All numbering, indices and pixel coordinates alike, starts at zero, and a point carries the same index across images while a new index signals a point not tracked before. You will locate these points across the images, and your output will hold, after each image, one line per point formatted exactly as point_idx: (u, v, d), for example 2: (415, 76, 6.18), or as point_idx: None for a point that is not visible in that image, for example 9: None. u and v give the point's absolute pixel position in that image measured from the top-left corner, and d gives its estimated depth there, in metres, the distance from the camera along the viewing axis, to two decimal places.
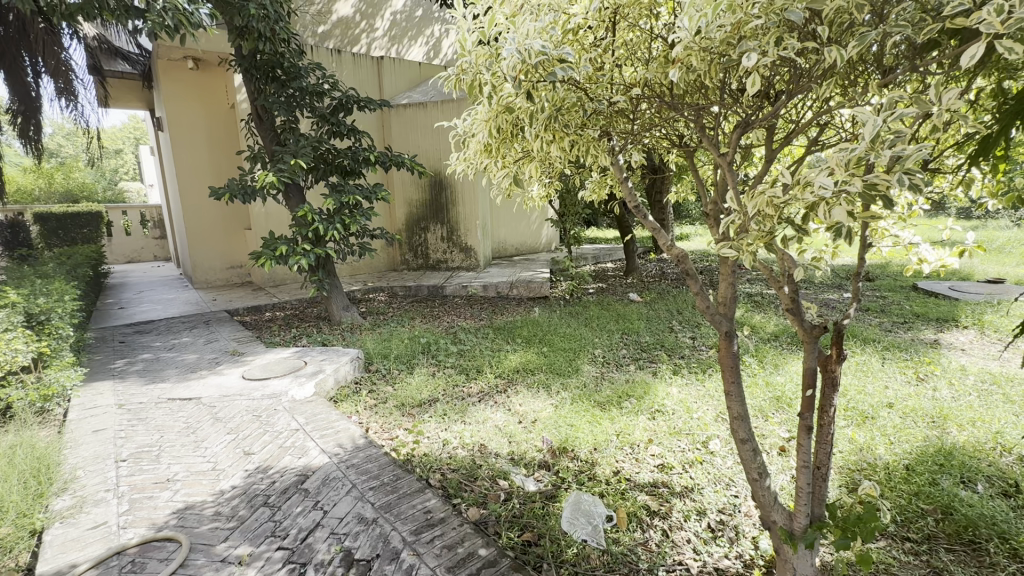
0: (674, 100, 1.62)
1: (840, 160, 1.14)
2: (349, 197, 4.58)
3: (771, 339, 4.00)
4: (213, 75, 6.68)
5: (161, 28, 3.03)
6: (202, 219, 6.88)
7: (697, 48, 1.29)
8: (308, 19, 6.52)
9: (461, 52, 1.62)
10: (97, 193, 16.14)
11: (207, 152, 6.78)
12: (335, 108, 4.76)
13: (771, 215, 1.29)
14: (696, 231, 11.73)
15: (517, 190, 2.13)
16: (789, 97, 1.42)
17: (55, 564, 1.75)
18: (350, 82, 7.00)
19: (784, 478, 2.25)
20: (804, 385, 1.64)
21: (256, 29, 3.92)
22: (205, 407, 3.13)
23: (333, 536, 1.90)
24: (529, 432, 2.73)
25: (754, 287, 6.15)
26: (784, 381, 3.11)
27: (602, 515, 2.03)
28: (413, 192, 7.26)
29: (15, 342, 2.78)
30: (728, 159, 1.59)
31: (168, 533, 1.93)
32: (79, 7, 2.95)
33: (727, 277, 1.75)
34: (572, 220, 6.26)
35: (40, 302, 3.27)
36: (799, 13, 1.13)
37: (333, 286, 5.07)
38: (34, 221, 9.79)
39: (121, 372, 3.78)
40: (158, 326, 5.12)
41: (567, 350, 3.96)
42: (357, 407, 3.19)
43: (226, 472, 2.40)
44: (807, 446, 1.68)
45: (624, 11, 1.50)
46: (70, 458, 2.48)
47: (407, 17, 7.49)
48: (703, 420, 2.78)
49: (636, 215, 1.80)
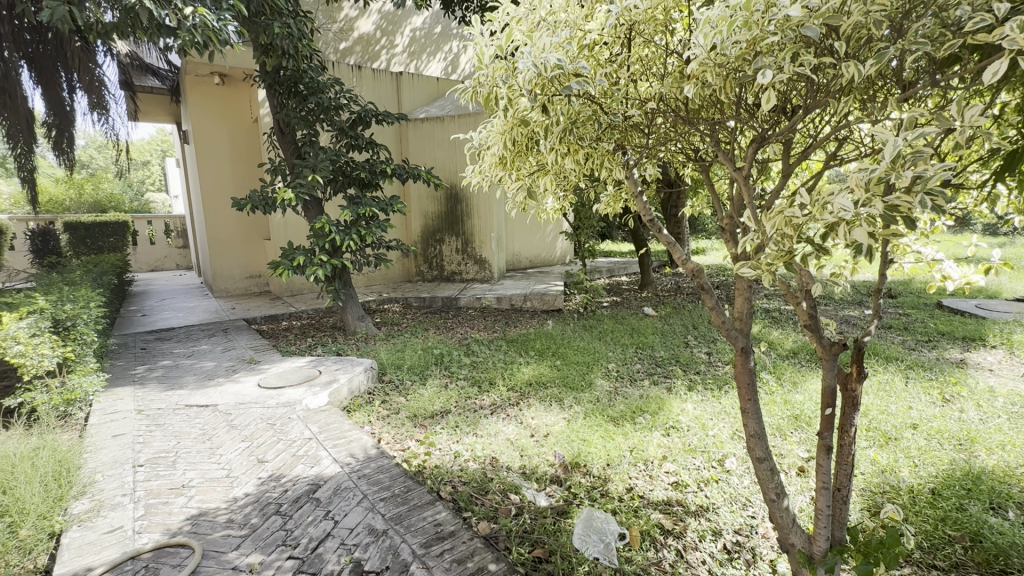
0: (688, 115, 1.61)
1: (860, 180, 1.13)
2: (365, 209, 4.63)
3: (789, 356, 3.92)
4: (237, 89, 6.89)
5: (191, 44, 3.15)
6: (223, 229, 7.04)
7: (712, 64, 1.31)
8: (330, 36, 6.73)
9: (478, 67, 1.65)
10: (124, 204, 16.76)
11: (231, 163, 6.97)
12: (354, 121, 4.85)
13: (790, 235, 1.28)
14: (713, 246, 11.62)
15: (531, 203, 2.13)
16: (805, 111, 1.40)
17: (72, 567, 1.78)
18: (369, 96, 7.13)
19: (803, 500, 2.19)
20: (822, 404, 1.60)
21: (280, 46, 4.02)
22: (221, 415, 3.17)
23: (342, 547, 1.89)
24: (540, 446, 2.71)
25: (771, 302, 6.06)
26: (803, 400, 3.03)
27: (615, 532, 1.99)
28: (429, 204, 7.35)
29: (41, 347, 2.86)
30: (744, 175, 1.57)
31: (181, 540, 1.95)
32: (114, 26, 3.06)
33: (742, 292, 1.73)
34: (587, 233, 6.23)
35: (67, 308, 3.37)
36: (815, 28, 1.13)
37: (348, 297, 5.11)
38: (64, 230, 10.16)
39: (141, 378, 3.85)
40: (177, 334, 5.20)
41: (580, 363, 3.94)
42: (369, 417, 3.20)
43: (240, 479, 2.41)
44: (826, 466, 1.64)
45: (640, 27, 1.50)
46: (89, 462, 2.53)
47: (426, 34, 7.68)
48: (719, 438, 2.72)
49: (650, 229, 1.80)
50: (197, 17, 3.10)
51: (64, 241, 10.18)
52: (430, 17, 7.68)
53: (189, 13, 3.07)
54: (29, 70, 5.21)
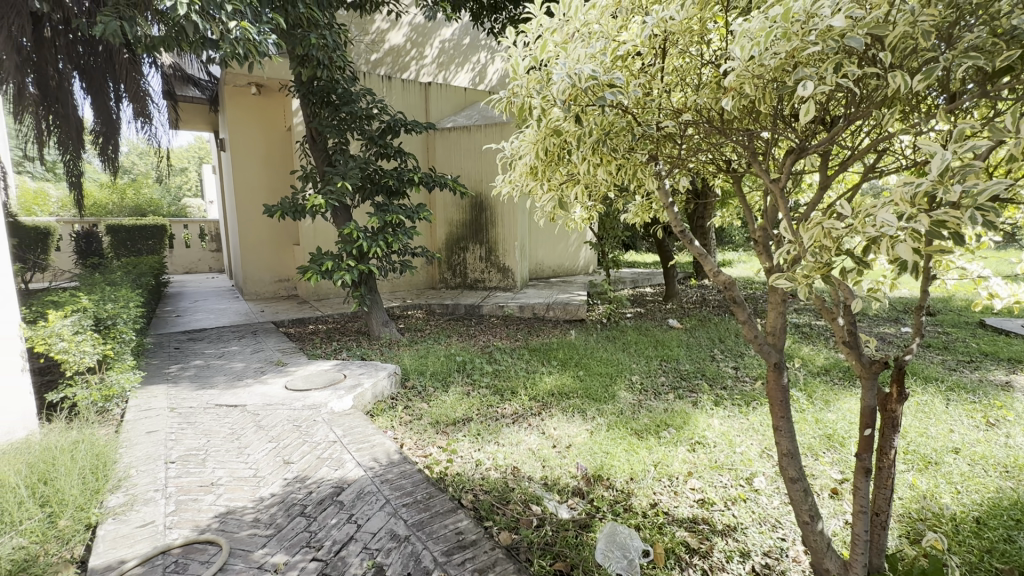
0: (723, 126, 1.60)
1: (904, 195, 1.10)
2: (392, 216, 4.70)
3: (821, 373, 3.80)
4: (272, 99, 7.12)
5: (232, 56, 3.27)
6: (255, 233, 7.25)
7: (750, 75, 1.30)
8: (362, 47, 6.91)
9: (513, 77, 1.68)
10: (162, 209, 17.47)
11: (264, 170, 7.20)
12: (383, 130, 4.93)
13: (829, 247, 1.24)
14: (739, 259, 11.37)
15: (560, 212, 2.14)
16: (846, 123, 1.38)
17: (106, 559, 1.83)
18: (399, 106, 7.24)
19: (837, 523, 2.10)
20: (861, 425, 1.55)
21: (315, 57, 4.15)
22: (249, 415, 3.24)
23: (364, 551, 1.90)
24: (562, 457, 2.68)
25: (802, 317, 5.89)
26: (835, 419, 2.93)
27: (639, 549, 1.94)
28: (454, 212, 7.43)
29: (83, 344, 2.99)
30: (780, 186, 1.53)
31: (209, 537, 1.99)
32: (162, 38, 3.20)
33: (775, 306, 1.69)
34: (611, 243, 6.17)
35: (108, 307, 3.47)
36: (859, 39, 1.10)
37: (373, 302, 5.18)
38: (106, 232, 10.65)
39: (174, 377, 3.97)
40: (209, 335, 5.35)
41: (604, 374, 3.90)
42: (392, 423, 3.23)
43: (266, 479, 2.46)
44: (864, 489, 1.58)
45: (675, 38, 1.50)
46: (124, 457, 2.61)
47: (455, 45, 7.82)
48: (747, 455, 2.65)
49: (681, 240, 1.78)
50: (239, 30, 3.23)
51: (106, 243, 10.67)
52: (459, 29, 7.82)
53: (232, 26, 3.20)
54: (81, 80, 5.50)
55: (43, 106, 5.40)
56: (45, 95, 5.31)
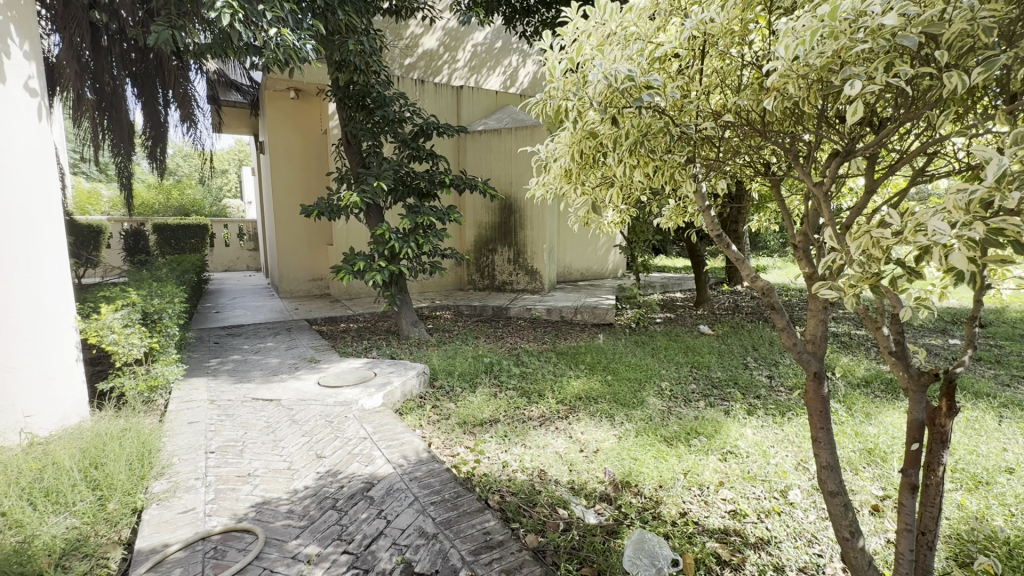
0: (765, 128, 1.56)
1: (959, 202, 1.04)
2: (424, 218, 4.75)
3: (861, 385, 3.64)
4: (310, 103, 7.34)
5: (274, 62, 3.38)
6: (291, 233, 7.47)
7: (794, 76, 1.26)
8: (397, 52, 7.06)
9: (550, 80, 1.70)
10: (204, 210, 18.25)
11: (300, 172, 7.42)
12: (416, 133, 5.01)
13: (877, 255, 1.20)
14: (775, 264, 11.03)
15: (593, 215, 2.13)
16: (897, 125, 1.33)
17: (151, 542, 1.92)
18: (432, 109, 7.33)
19: (878, 541, 2.02)
20: (907, 439, 1.49)
21: (352, 62, 4.25)
22: (283, 409, 3.35)
23: (394, 546, 1.94)
24: (589, 462, 2.66)
25: (841, 326, 5.67)
26: (877, 433, 2.81)
27: (668, 558, 1.88)
28: (483, 214, 7.47)
29: (132, 337, 3.15)
30: (824, 190, 1.48)
31: (246, 526, 2.06)
32: (208, 46, 3.34)
33: (816, 314, 1.63)
34: (641, 247, 6.09)
35: (155, 302, 3.61)
36: (913, 38, 1.06)
37: (403, 303, 5.27)
38: (153, 231, 11.20)
39: (214, 370, 4.14)
40: (246, 331, 5.55)
41: (632, 380, 3.85)
42: (421, 421, 3.27)
43: (299, 472, 2.53)
44: (909, 507, 1.52)
45: (715, 40, 1.48)
46: (168, 445, 2.73)
47: (487, 49, 7.89)
48: (781, 467, 2.57)
49: (718, 245, 1.75)
50: (280, 37, 3.32)
51: (153, 241, 11.22)
52: (491, 33, 7.88)
53: (273, 33, 3.28)
54: (133, 87, 5.80)
55: (99, 111, 5.72)
56: (101, 100, 5.62)
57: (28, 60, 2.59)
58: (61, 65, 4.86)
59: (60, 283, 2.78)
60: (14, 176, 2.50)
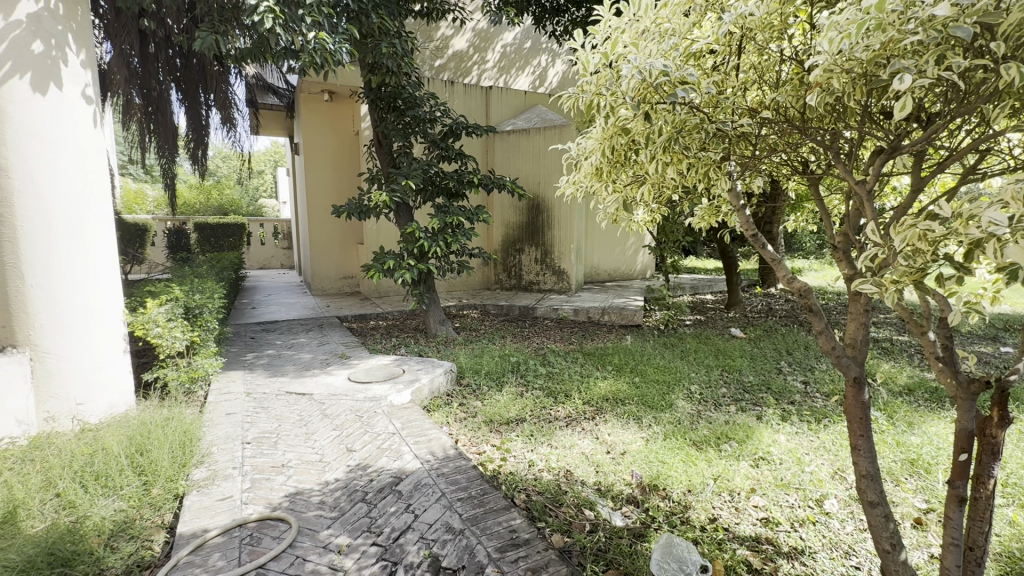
0: (804, 125, 1.52)
1: (1018, 194, 0.99)
2: (452, 217, 4.79)
3: (904, 394, 3.48)
4: (343, 105, 7.50)
5: (311, 65, 3.47)
6: (324, 232, 7.66)
7: (838, 70, 1.23)
8: (427, 54, 7.15)
9: (582, 77, 1.69)
10: (241, 209, 18.91)
11: (333, 172, 7.61)
12: (445, 134, 5.06)
13: (923, 250, 1.14)
14: (811, 266, 10.68)
15: (624, 213, 2.11)
16: (947, 121, 1.28)
17: (192, 527, 2.00)
18: (461, 110, 7.40)
19: (920, 556, 1.93)
20: (955, 449, 1.42)
21: (385, 64, 4.33)
22: (315, 403, 3.44)
23: (421, 540, 1.97)
24: (616, 464, 2.64)
25: (882, 331, 5.43)
26: (920, 443, 2.69)
27: (697, 564, 1.84)
28: (510, 213, 7.48)
29: (174, 331, 3.29)
30: (866, 188, 1.42)
31: (280, 514, 2.12)
32: (248, 50, 3.46)
33: (857, 316, 1.57)
34: (671, 248, 5.99)
35: (196, 297, 3.73)
36: (967, 28, 1.02)
37: (431, 301, 5.33)
38: (194, 229, 11.67)
39: (250, 364, 4.28)
40: (280, 326, 5.72)
41: (660, 382, 3.79)
42: (447, 419, 3.31)
43: (331, 465, 2.59)
44: (956, 520, 1.46)
45: (753, 34, 1.45)
46: (207, 435, 2.84)
47: (517, 49, 7.91)
48: (817, 476, 2.48)
49: (752, 244, 1.70)
50: (317, 41, 3.41)
51: (194, 239, 11.69)
52: (521, 33, 7.89)
53: (310, 37, 3.37)
54: (178, 92, 6.05)
55: (146, 115, 5.99)
56: (148, 104, 5.89)
57: (85, 69, 2.74)
58: (112, 72, 5.12)
59: (111, 278, 2.92)
60: (71, 178, 2.65)
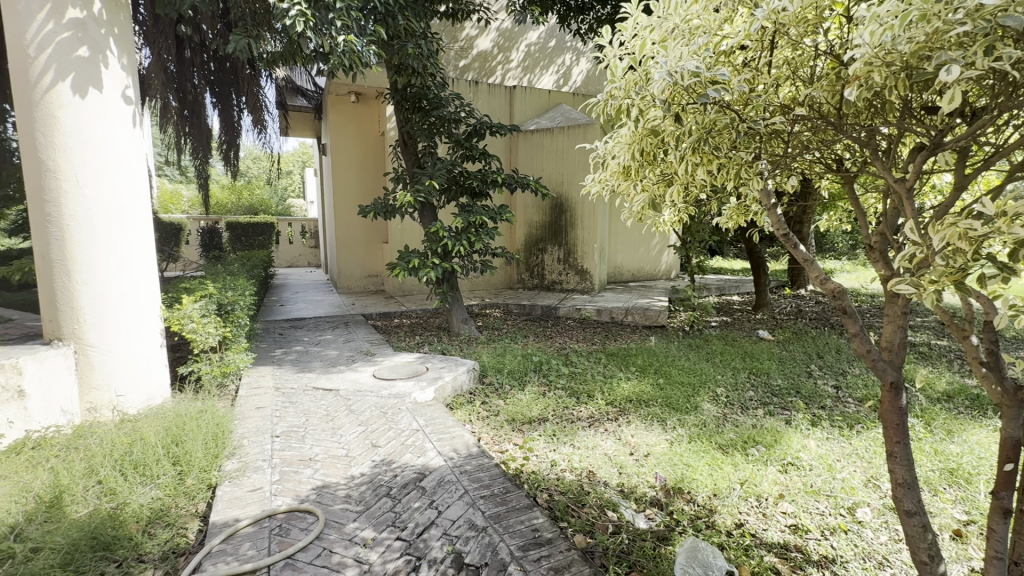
0: (840, 121, 1.48)
1: None
2: (476, 217, 4.81)
3: (942, 400, 3.35)
4: (369, 107, 7.62)
5: (339, 67, 3.53)
6: (349, 231, 7.81)
7: (878, 65, 1.19)
8: (452, 55, 7.22)
9: (611, 80, 1.69)
10: (271, 209, 19.41)
11: (359, 172, 7.75)
12: (470, 133, 5.09)
13: (964, 250, 1.10)
14: (843, 267, 10.33)
15: (650, 212, 2.09)
16: (994, 116, 1.22)
17: (223, 516, 2.07)
18: (485, 110, 7.42)
19: (959, 569, 1.86)
20: (1000, 459, 1.36)
21: (410, 65, 4.37)
22: (341, 398, 3.51)
23: (445, 536, 1.99)
24: (640, 465, 2.61)
25: (920, 335, 5.22)
26: (960, 452, 2.58)
27: (723, 569, 1.79)
28: (533, 213, 7.48)
29: (208, 326, 3.40)
30: (906, 186, 1.37)
31: (308, 507, 2.17)
32: (279, 54, 3.55)
33: (894, 319, 1.52)
34: (697, 248, 5.88)
35: (229, 295, 3.85)
36: (1017, 17, 0.97)
37: (455, 300, 5.37)
38: (227, 228, 12.04)
39: (279, 359, 4.40)
40: (308, 323, 5.85)
41: (685, 384, 3.74)
42: (470, 417, 3.33)
43: (356, 459, 2.64)
44: (1001, 533, 1.40)
45: (787, 30, 1.41)
46: (238, 427, 2.93)
47: (541, 48, 7.89)
48: (849, 483, 2.41)
49: (784, 244, 1.66)
50: (345, 44, 3.47)
51: (226, 238, 12.06)
52: (545, 32, 7.88)
53: (339, 40, 3.43)
54: (212, 95, 6.25)
55: (182, 118, 6.20)
56: (184, 108, 6.10)
57: (127, 74, 2.86)
58: (150, 76, 5.32)
59: (149, 274, 3.03)
60: (114, 179, 2.77)
